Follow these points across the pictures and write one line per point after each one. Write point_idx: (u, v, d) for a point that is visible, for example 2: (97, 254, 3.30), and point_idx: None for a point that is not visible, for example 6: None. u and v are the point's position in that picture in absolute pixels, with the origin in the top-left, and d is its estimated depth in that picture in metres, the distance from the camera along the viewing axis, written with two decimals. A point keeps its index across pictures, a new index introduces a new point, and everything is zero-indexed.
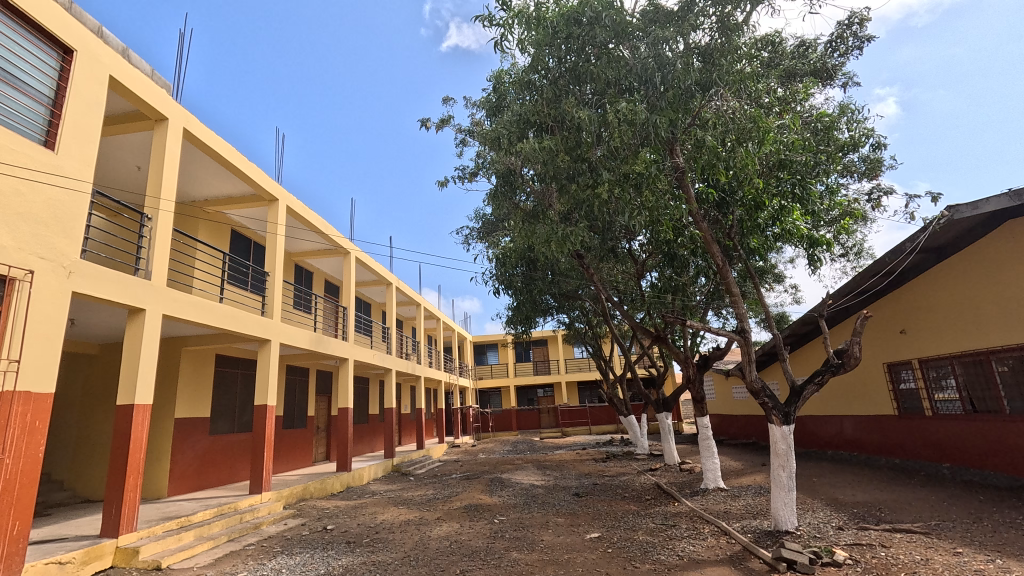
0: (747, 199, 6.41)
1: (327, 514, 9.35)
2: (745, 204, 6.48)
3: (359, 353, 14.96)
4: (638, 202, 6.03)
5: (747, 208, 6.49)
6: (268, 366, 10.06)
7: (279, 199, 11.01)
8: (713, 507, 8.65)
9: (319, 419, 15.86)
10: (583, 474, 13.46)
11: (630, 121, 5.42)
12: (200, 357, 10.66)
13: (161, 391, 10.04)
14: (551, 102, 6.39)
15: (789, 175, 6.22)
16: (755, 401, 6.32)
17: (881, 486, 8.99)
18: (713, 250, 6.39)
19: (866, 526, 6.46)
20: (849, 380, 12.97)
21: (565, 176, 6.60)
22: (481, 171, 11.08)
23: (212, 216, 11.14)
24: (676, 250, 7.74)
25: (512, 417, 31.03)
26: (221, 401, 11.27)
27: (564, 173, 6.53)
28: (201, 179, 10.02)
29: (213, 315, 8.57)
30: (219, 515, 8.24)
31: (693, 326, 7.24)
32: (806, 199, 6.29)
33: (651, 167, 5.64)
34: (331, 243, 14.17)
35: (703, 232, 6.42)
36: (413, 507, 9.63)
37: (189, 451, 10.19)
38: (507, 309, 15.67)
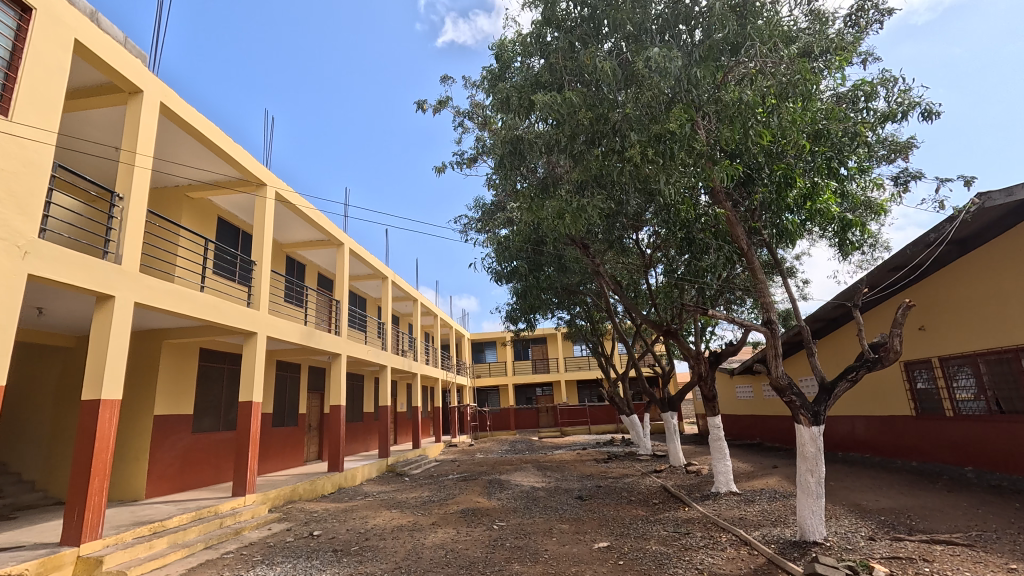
0: (777, 176, 5.87)
1: (315, 518, 8.77)
2: (773, 182, 5.99)
3: (352, 349, 14.38)
4: (664, 169, 5.47)
5: (774, 187, 5.97)
6: (254, 360, 9.47)
7: (268, 184, 10.42)
8: (727, 513, 8.12)
9: (311, 417, 15.28)
10: (586, 476, 12.92)
11: (664, 71, 4.94)
12: (183, 351, 10.09)
13: (140, 386, 9.47)
14: (568, 55, 5.80)
15: (825, 149, 5.75)
16: (781, 399, 5.75)
17: (904, 491, 8.47)
18: (737, 232, 5.87)
19: (900, 536, 5.93)
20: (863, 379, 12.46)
21: (582, 143, 6.04)
22: (481, 156, 10.53)
23: (196, 202, 10.55)
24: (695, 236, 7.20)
25: (511, 416, 30.47)
26: (205, 398, 10.69)
27: (580, 139, 5.98)
28: (183, 160, 9.44)
29: (193, 305, 7.99)
30: (198, 520, 7.67)
31: (712, 317, 6.71)
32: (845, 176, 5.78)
33: (686, 126, 5.08)
34: (324, 234, 13.62)
35: (727, 212, 5.88)
36: (407, 511, 9.05)
37: (170, 449, 9.62)
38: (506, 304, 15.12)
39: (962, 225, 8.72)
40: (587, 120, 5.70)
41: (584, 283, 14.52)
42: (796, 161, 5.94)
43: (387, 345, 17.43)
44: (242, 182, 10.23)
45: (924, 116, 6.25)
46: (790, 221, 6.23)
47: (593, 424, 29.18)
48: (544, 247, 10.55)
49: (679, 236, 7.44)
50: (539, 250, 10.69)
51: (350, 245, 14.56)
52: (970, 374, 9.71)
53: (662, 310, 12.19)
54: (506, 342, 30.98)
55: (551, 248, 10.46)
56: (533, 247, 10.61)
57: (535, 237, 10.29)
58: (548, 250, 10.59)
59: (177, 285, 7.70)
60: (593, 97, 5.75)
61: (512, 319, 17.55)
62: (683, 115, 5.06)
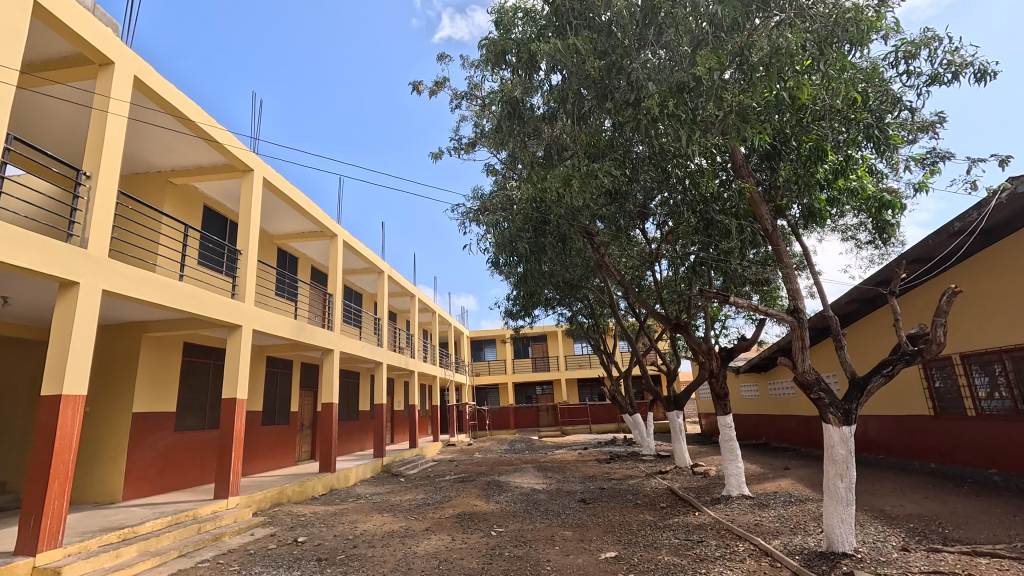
0: (807, 147, 5.45)
1: (302, 523, 8.26)
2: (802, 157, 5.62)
3: (347, 344, 13.88)
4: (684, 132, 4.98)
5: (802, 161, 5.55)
6: (238, 354, 8.93)
7: (255, 170, 9.88)
8: (741, 519, 7.61)
9: (303, 416, 14.78)
10: (588, 477, 12.42)
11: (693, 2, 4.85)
12: (165, 345, 9.59)
13: (118, 382, 8.96)
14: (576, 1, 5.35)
15: (861, 117, 5.37)
16: (807, 396, 5.25)
17: (929, 495, 7.96)
18: (762, 212, 5.48)
19: (937, 547, 5.41)
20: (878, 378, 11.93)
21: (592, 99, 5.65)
22: (479, 142, 10.03)
23: (180, 188, 10.04)
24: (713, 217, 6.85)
25: (511, 415, 29.93)
26: (189, 395, 10.19)
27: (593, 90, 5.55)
28: (164, 142, 8.92)
29: (170, 294, 7.47)
30: (175, 524, 7.18)
31: (731, 304, 6.19)
32: (886, 144, 5.31)
33: (715, 72, 4.58)
34: (316, 225, 13.12)
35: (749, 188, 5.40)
36: (400, 515, 8.53)
37: (150, 449, 9.12)
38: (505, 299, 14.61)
39: (991, 213, 8.16)
40: (596, 72, 5.25)
41: (585, 276, 14.05)
42: (825, 132, 5.57)
43: (382, 341, 16.88)
44: (228, 167, 9.72)
45: (973, 79, 5.79)
46: (818, 200, 5.77)
47: (594, 423, 28.68)
48: (546, 229, 9.21)
49: (697, 219, 7.10)
50: (541, 233, 9.30)
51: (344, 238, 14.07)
52: (989, 372, 9.28)
53: (670, 304, 11.77)
54: (506, 340, 30.43)
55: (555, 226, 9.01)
56: (534, 228, 9.23)
57: (538, 216, 9.02)
58: (551, 231, 9.19)
59: (152, 273, 7.19)
60: (604, 43, 5.32)
61: (511, 315, 17.05)
62: (711, 59, 4.54)
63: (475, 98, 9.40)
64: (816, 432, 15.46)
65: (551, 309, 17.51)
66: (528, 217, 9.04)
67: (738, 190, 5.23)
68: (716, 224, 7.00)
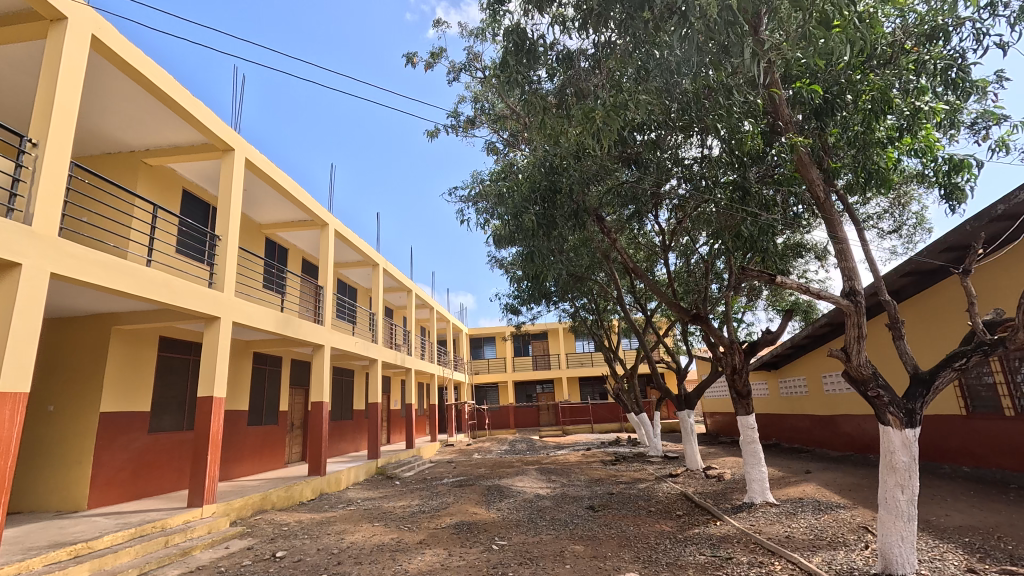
0: (870, 97, 5.12)
1: (283, 534, 7.51)
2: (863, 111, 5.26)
3: (340, 340, 13.15)
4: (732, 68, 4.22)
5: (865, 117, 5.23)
6: (215, 349, 8.15)
7: (235, 149, 9.12)
8: (769, 529, 6.88)
9: (293, 415, 14.03)
10: (594, 481, 11.70)
11: None
12: (138, 339, 8.86)
13: (84, 379, 8.22)
14: None
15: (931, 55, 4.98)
16: (862, 394, 4.62)
17: (973, 503, 7.24)
18: (812, 174, 5.16)
19: (1009, 568, 4.68)
20: None
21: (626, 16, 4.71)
22: (480, 118, 9.33)
23: (155, 169, 9.33)
24: (750, 197, 6.48)
25: (511, 415, 29.19)
26: (165, 393, 9.45)
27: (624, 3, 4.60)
28: (135, 116, 8.19)
29: (134, 280, 6.72)
30: (138, 538, 6.44)
31: (779, 286, 5.67)
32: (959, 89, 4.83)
33: None
34: (306, 213, 12.40)
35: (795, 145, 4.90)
36: (392, 524, 7.78)
37: (120, 452, 8.38)
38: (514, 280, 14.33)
39: None
40: None
41: (591, 265, 13.30)
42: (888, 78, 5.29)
43: (377, 337, 16.15)
44: (207, 147, 9.02)
45: None
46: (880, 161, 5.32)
47: (597, 423, 27.95)
48: (557, 200, 7.87)
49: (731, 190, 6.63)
50: (552, 205, 7.92)
51: (336, 228, 13.35)
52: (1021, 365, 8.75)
53: (682, 297, 11.29)
54: (506, 337, 29.67)
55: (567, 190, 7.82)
56: (543, 199, 7.87)
57: (547, 182, 7.72)
58: (563, 202, 7.91)
59: (115, 256, 6.47)
60: None
61: (512, 310, 16.36)
62: None
63: (475, 70, 8.66)
64: (833, 432, 14.71)
65: (552, 305, 16.85)
66: (536, 186, 7.80)
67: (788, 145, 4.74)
68: (752, 193, 6.55)
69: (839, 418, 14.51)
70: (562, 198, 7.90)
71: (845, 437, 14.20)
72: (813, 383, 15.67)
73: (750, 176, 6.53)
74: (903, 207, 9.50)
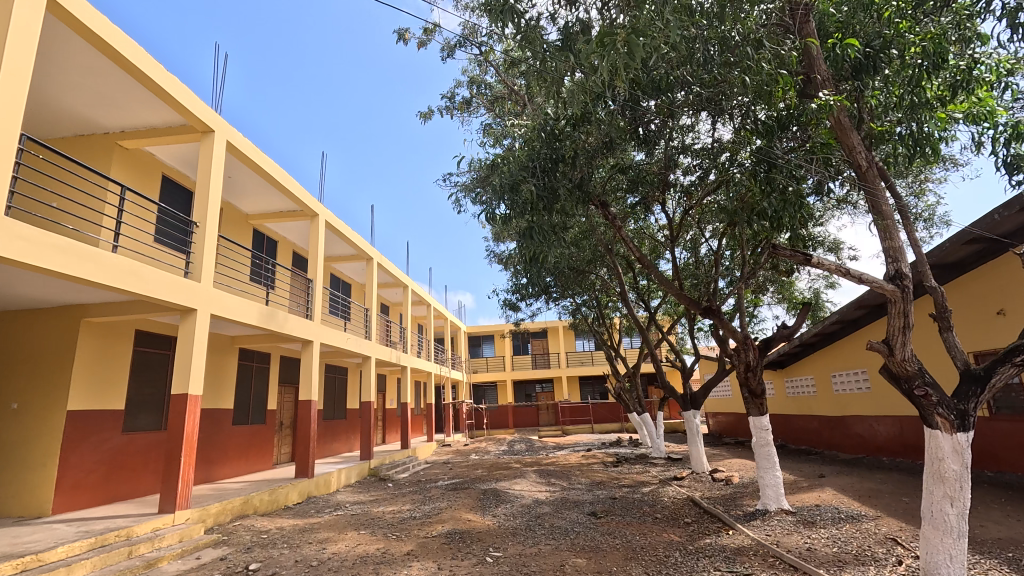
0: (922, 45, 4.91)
1: (261, 542, 6.96)
2: (915, 63, 5.06)
3: (330, 335, 12.59)
4: None
5: (916, 77, 5.07)
6: (188, 343, 7.59)
7: (216, 131, 8.56)
8: (787, 540, 6.36)
9: (283, 414, 13.50)
10: (595, 484, 11.17)
11: None
12: (111, 333, 8.33)
13: (50, 376, 7.67)
14: None
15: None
16: (909, 391, 4.42)
17: (1005, 511, 6.72)
18: (850, 138, 5.11)
19: None
20: None
21: None
22: (477, 100, 8.81)
23: (132, 152, 8.82)
24: (775, 175, 5.98)
25: (509, 415, 28.68)
26: (142, 390, 8.91)
27: None
28: (106, 92, 7.69)
29: (89, 266, 6.16)
30: (100, 548, 5.90)
31: (815, 266, 5.44)
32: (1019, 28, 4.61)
33: None
34: (294, 203, 11.86)
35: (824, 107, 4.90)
36: (380, 532, 7.25)
37: (91, 453, 7.84)
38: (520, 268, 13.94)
39: None
40: None
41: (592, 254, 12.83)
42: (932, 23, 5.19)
43: (370, 333, 15.59)
44: (185, 128, 8.49)
45: None
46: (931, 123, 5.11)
47: (597, 423, 27.44)
48: (558, 170, 7.01)
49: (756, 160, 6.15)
50: (554, 172, 7.05)
51: (326, 218, 12.80)
52: None
53: (690, 292, 10.47)
54: (505, 335, 29.16)
55: (558, 159, 7.01)
56: (543, 169, 6.95)
57: (549, 152, 6.95)
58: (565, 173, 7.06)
59: (68, 240, 5.92)
60: None
61: (512, 308, 15.90)
62: None
63: (472, 46, 8.15)
64: (844, 434, 14.17)
65: (552, 301, 16.39)
66: (536, 155, 6.91)
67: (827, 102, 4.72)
68: (778, 165, 6.02)
69: (849, 419, 14.00)
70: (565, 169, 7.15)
71: (856, 439, 13.69)
72: (821, 383, 15.17)
73: (774, 145, 6.05)
74: (919, 198, 9.04)
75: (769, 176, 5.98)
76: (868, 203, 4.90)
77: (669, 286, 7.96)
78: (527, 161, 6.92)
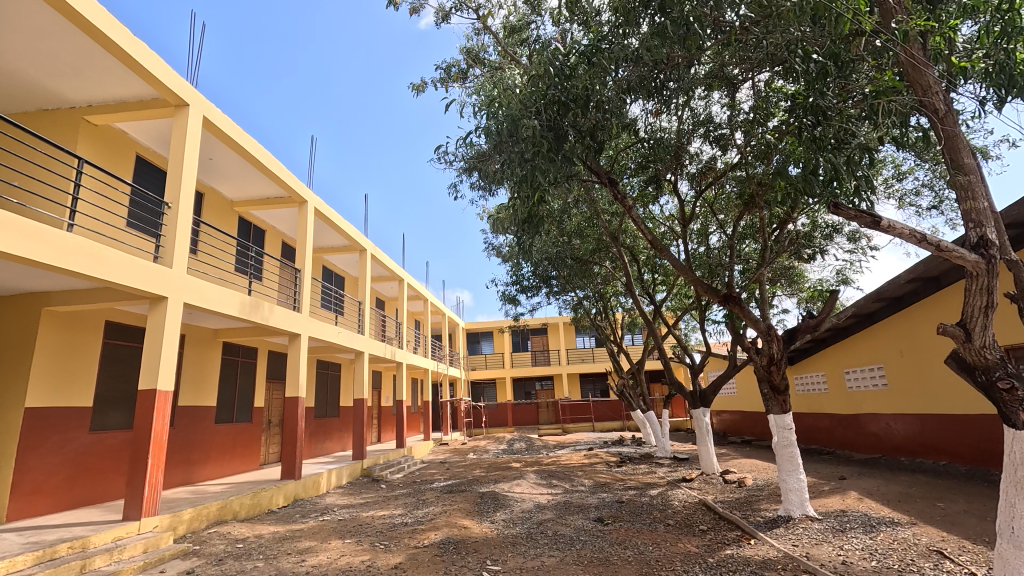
0: None
1: (235, 553, 6.32)
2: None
3: (320, 329, 11.93)
4: None
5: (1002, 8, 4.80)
6: (156, 334, 6.94)
7: (190, 104, 7.88)
8: (817, 551, 5.74)
9: (271, 412, 12.86)
10: (600, 486, 10.55)
11: None
12: (77, 324, 7.70)
13: (8, 370, 7.02)
14: None
15: None
16: (989, 381, 4.33)
17: None
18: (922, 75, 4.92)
19: None
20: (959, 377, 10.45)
21: None
22: (474, 70, 8.13)
23: (99, 129, 8.18)
24: (827, 132, 5.48)
25: (509, 413, 28.07)
26: (113, 387, 8.27)
27: None
28: (66, 58, 7.05)
29: (30, 246, 5.50)
30: (50, 561, 5.26)
31: (884, 230, 4.91)
32: None
33: None
34: (281, 188, 11.18)
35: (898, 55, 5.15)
36: (367, 541, 6.62)
37: (53, 454, 7.20)
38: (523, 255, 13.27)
39: None
40: None
41: (595, 243, 12.29)
42: None
43: (362, 327, 14.87)
44: (159, 102, 7.83)
45: None
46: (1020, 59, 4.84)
47: (598, 421, 26.84)
48: (571, 111, 6.11)
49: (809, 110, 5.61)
50: (563, 119, 6.20)
51: (316, 205, 12.13)
52: None
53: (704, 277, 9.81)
54: (504, 332, 28.52)
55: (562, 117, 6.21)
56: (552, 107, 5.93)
57: (556, 92, 6.07)
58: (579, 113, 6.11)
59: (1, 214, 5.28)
60: None
61: (512, 302, 15.28)
62: None
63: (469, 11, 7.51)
64: (858, 433, 13.56)
65: (553, 296, 15.85)
66: (539, 92, 5.96)
67: (908, 24, 4.69)
68: (830, 116, 5.50)
69: (863, 417, 13.41)
70: (577, 112, 6.19)
71: (871, 438, 13.08)
72: (834, 380, 14.55)
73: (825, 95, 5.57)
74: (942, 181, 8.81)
75: (819, 130, 5.50)
76: (945, 154, 4.82)
77: (683, 270, 7.30)
78: (526, 103, 6.04)
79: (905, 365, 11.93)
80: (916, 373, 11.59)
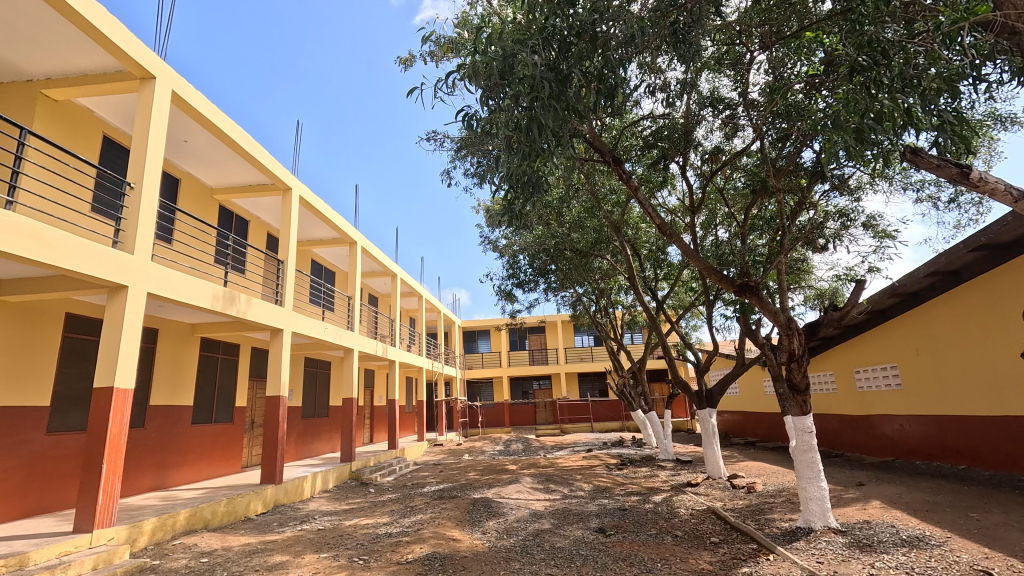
0: None
1: (197, 569, 5.68)
2: None
3: (305, 325, 11.29)
4: None
5: None
6: (115, 327, 6.30)
7: (157, 77, 7.22)
8: (844, 570, 5.14)
9: (254, 412, 12.22)
10: (600, 491, 9.94)
11: None
12: (32, 316, 7.07)
13: None
14: None
15: None
16: None
17: None
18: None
19: None
20: (982, 376, 9.87)
21: None
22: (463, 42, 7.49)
23: (59, 105, 7.55)
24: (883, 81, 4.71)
25: (505, 413, 27.47)
26: (74, 385, 7.63)
27: None
28: (17, 25, 6.40)
29: None
30: None
31: (972, 185, 4.23)
32: None
33: None
34: (263, 173, 10.53)
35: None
36: (345, 556, 6.00)
37: (4, 458, 6.55)
38: (523, 241, 12.64)
39: None
40: None
41: (596, 236, 11.64)
42: None
43: (351, 324, 14.22)
44: (123, 75, 7.19)
45: None
46: None
47: (596, 421, 26.24)
48: (575, 48, 5.35)
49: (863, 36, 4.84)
50: (562, 62, 5.28)
51: (301, 194, 11.49)
52: None
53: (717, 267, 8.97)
54: (501, 330, 27.91)
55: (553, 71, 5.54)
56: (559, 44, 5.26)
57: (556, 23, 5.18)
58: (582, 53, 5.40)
59: None
60: None
61: (509, 298, 14.70)
62: None
63: None
64: (869, 436, 12.99)
65: (551, 292, 15.23)
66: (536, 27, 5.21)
67: None
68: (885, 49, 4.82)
69: (874, 419, 12.84)
70: (582, 49, 5.43)
71: (883, 441, 12.52)
72: (843, 380, 13.98)
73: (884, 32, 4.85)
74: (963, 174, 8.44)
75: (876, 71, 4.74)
76: None
77: (693, 256, 6.63)
78: (520, 34, 5.17)
79: (921, 365, 11.36)
80: (933, 372, 11.00)
